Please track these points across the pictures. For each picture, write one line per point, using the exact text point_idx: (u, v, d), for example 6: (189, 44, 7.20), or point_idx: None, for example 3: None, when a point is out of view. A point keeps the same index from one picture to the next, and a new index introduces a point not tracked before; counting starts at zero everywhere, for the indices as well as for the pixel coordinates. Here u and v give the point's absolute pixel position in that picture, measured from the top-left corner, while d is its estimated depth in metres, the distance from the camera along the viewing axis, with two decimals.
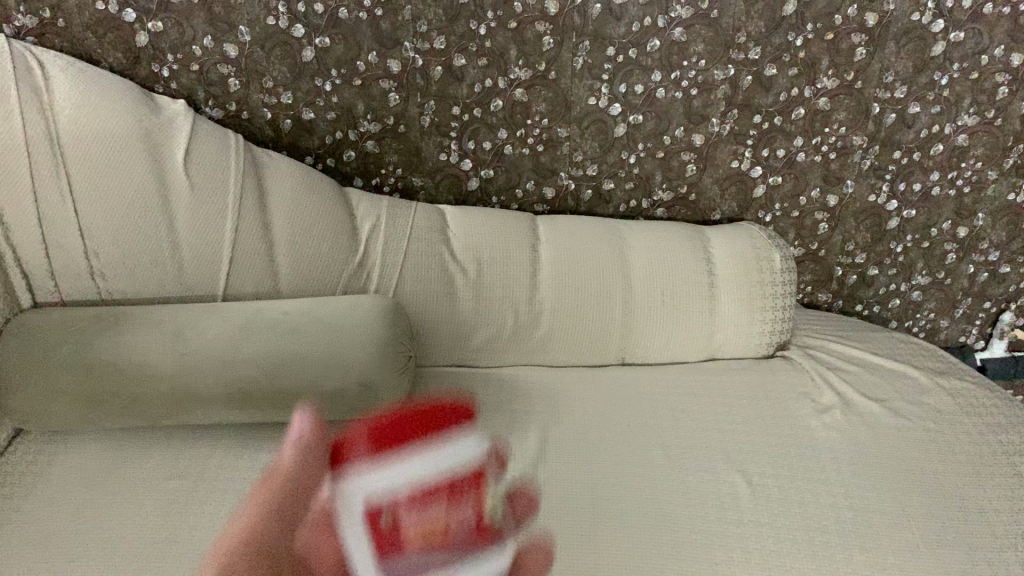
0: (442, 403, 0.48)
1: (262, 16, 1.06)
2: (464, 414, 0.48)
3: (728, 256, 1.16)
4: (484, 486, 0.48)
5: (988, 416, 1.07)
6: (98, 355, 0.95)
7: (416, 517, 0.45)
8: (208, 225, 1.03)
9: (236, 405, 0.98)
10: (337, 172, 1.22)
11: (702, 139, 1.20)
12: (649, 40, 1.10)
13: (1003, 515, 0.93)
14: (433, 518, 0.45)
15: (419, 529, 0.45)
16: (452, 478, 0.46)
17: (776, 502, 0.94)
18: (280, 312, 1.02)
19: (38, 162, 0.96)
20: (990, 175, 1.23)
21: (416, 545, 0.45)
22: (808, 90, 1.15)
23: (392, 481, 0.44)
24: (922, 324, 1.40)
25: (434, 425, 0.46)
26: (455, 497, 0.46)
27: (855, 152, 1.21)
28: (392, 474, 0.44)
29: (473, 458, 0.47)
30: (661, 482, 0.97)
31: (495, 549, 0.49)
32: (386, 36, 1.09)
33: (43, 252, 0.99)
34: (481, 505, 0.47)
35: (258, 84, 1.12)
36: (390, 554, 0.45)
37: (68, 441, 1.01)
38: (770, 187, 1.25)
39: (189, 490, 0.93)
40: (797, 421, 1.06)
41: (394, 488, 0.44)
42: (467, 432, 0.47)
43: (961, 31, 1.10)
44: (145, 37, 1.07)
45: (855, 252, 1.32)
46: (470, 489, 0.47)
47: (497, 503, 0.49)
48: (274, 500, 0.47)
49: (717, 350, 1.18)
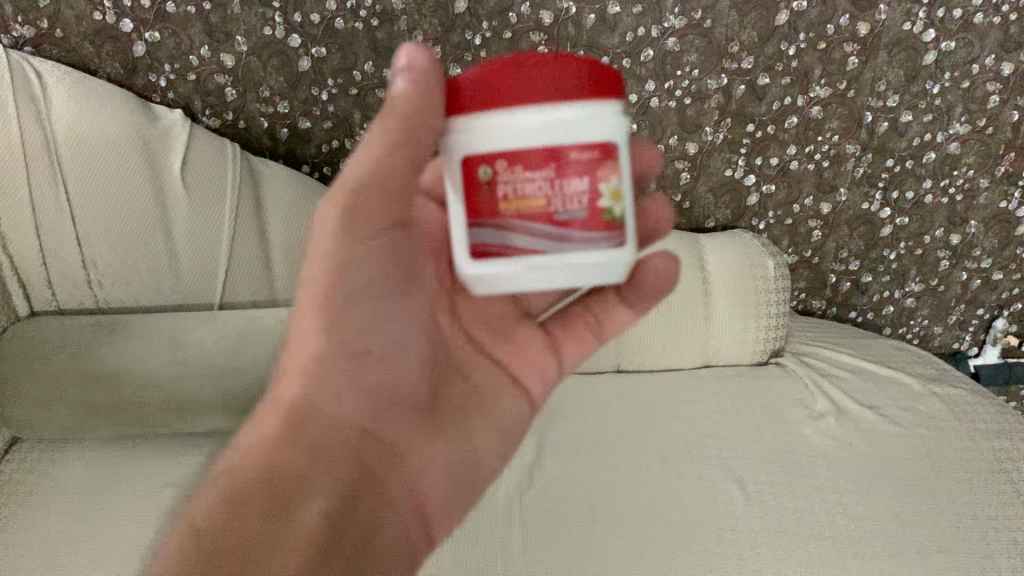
0: (586, 61, 0.53)
1: (258, 27, 1.07)
2: (604, 85, 0.53)
3: (724, 263, 1.15)
4: (603, 178, 0.53)
5: (981, 422, 1.07)
6: (95, 364, 0.95)
7: (524, 177, 0.52)
8: (205, 234, 1.04)
9: (234, 412, 0.99)
10: (335, 180, 1.23)
11: (696, 148, 1.20)
12: (643, 50, 1.11)
13: (994, 522, 0.94)
14: (540, 195, 0.52)
15: (527, 183, 0.52)
16: (568, 153, 0.52)
17: (770, 509, 0.95)
18: (278, 319, 1.02)
19: (36, 170, 0.96)
20: (982, 182, 1.24)
21: (511, 209, 0.52)
22: (800, 99, 1.15)
23: (512, 126, 0.51)
24: (916, 331, 1.41)
25: (576, 80, 0.52)
26: (563, 182, 0.52)
27: (848, 160, 1.22)
28: (516, 119, 0.51)
29: (592, 142, 0.52)
30: (656, 489, 0.97)
31: (611, 240, 0.54)
32: (381, 46, 1.09)
33: (40, 261, 0.99)
34: (600, 181, 0.53)
35: (254, 93, 1.12)
36: (490, 204, 0.53)
37: (66, 447, 1.01)
38: (763, 195, 1.26)
39: (187, 497, 0.94)
40: (792, 428, 1.06)
41: (511, 142, 0.51)
42: (598, 98, 0.52)
43: (953, 41, 1.11)
44: (142, 47, 1.07)
45: (848, 259, 1.33)
46: (582, 185, 0.52)
47: (619, 208, 0.54)
48: (392, 150, 0.57)
49: (712, 357, 1.19)
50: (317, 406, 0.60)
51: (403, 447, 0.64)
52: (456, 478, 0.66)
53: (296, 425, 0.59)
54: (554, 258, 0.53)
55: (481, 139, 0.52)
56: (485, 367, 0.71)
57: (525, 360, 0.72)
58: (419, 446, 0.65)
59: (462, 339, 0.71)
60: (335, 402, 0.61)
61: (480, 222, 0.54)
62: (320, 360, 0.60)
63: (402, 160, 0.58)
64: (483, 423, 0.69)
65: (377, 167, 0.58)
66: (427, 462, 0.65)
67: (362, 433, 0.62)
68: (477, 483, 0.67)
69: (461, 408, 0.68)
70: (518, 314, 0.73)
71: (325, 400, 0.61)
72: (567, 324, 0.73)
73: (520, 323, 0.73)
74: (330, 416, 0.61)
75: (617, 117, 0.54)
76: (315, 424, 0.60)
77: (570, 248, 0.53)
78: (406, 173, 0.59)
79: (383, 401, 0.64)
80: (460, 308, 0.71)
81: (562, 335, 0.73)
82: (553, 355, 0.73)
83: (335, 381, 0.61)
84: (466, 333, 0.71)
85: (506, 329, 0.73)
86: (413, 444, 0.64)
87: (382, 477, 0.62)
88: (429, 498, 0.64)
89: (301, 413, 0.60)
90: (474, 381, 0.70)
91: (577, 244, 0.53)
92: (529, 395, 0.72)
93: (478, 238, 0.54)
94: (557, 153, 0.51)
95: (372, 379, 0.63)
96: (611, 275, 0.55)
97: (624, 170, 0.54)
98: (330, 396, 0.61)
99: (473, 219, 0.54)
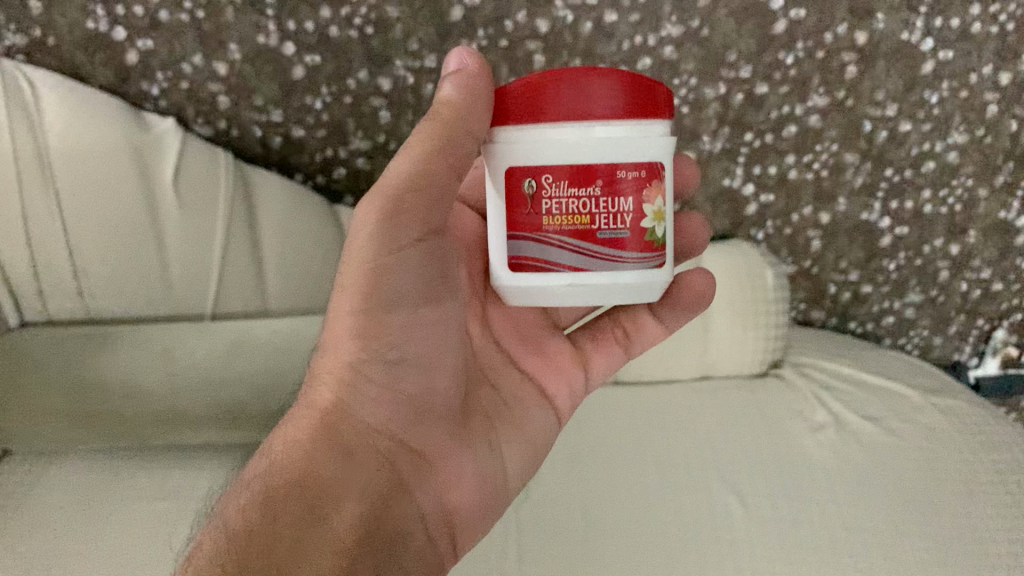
0: (641, 82, 0.58)
1: (253, 35, 1.07)
2: (654, 108, 0.59)
3: (723, 274, 1.14)
4: (646, 199, 0.59)
5: (983, 434, 1.05)
6: (86, 375, 0.95)
7: (570, 194, 0.58)
8: (196, 242, 1.02)
9: (225, 424, 0.98)
10: (327, 190, 1.20)
11: (694, 157, 1.19)
12: (640, 58, 1.11)
13: (997, 534, 0.93)
14: (580, 211, 0.58)
15: (573, 200, 0.58)
16: (614, 173, 0.58)
17: (770, 523, 0.93)
18: (270, 329, 1.02)
19: (27, 179, 0.95)
20: (981, 193, 1.22)
21: (556, 225, 0.59)
22: (799, 107, 1.15)
23: (563, 144, 0.57)
24: (915, 342, 1.35)
25: (629, 103, 0.57)
26: (607, 202, 0.58)
27: (848, 170, 1.20)
28: (565, 138, 0.57)
29: (638, 163, 0.58)
30: (652, 502, 0.96)
31: (649, 258, 0.60)
32: (377, 55, 1.09)
33: (32, 271, 0.98)
34: (643, 202, 0.59)
35: (248, 101, 1.11)
36: (536, 217, 0.59)
37: (55, 460, 0.99)
38: (762, 205, 1.23)
39: (177, 509, 0.92)
40: (790, 439, 1.04)
41: (561, 159, 0.57)
42: (646, 118, 0.58)
43: (950, 50, 1.11)
44: (134, 56, 1.07)
45: (848, 270, 1.29)
46: (627, 205, 0.58)
47: (658, 228, 0.60)
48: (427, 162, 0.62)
49: (711, 368, 1.17)
50: (351, 414, 0.63)
51: (435, 456, 0.66)
52: (484, 489, 0.69)
53: (330, 432, 0.62)
54: (597, 275, 0.59)
55: (531, 155, 0.58)
56: (516, 378, 0.75)
57: (555, 371, 0.76)
58: (451, 455, 0.67)
59: (495, 349, 0.75)
60: (369, 410, 0.64)
61: (523, 234, 0.60)
62: (356, 369, 0.64)
63: (444, 168, 0.62)
64: (512, 433, 0.72)
65: (420, 175, 0.62)
66: (458, 471, 0.67)
67: (395, 441, 0.65)
68: (504, 491, 0.71)
69: (491, 415, 0.71)
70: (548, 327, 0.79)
71: (359, 408, 0.64)
72: (595, 339, 0.79)
73: (550, 335, 0.78)
74: (363, 425, 0.64)
75: (663, 137, 0.60)
76: (348, 431, 0.63)
77: (600, 265, 0.59)
78: (447, 179, 0.63)
79: (418, 413, 0.66)
80: (494, 316, 0.75)
81: (589, 349, 0.79)
82: (580, 367, 0.78)
83: (370, 390, 0.64)
84: (499, 342, 0.75)
85: (536, 341, 0.77)
86: (444, 453, 0.67)
87: (413, 483, 0.65)
88: (458, 505, 0.67)
89: (335, 420, 0.63)
90: (504, 392, 0.74)
91: (617, 264, 0.59)
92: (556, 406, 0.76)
93: (520, 249, 0.60)
94: (603, 172, 0.58)
95: (407, 387, 0.65)
96: (648, 294, 0.62)
97: (665, 192, 0.60)
98: (364, 404, 0.64)
99: (515, 230, 0.60)
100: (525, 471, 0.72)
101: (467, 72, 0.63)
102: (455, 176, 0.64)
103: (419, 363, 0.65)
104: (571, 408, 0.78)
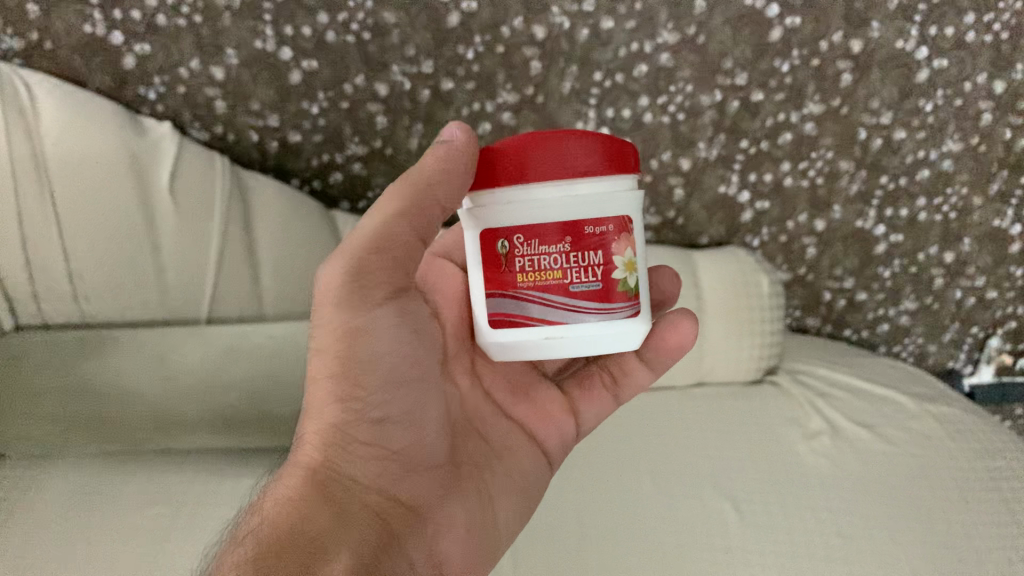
0: (611, 140, 0.60)
1: (250, 40, 1.07)
2: (623, 165, 0.61)
3: (718, 284, 1.15)
4: (617, 252, 0.60)
5: (975, 440, 1.05)
6: (81, 378, 0.94)
7: (542, 252, 0.60)
8: (191, 247, 1.02)
9: (219, 431, 0.98)
10: (323, 195, 1.20)
11: (690, 163, 1.19)
12: (636, 65, 1.11)
13: (991, 541, 0.93)
14: (554, 267, 0.60)
15: (545, 257, 0.60)
16: (584, 228, 0.59)
17: (764, 530, 0.93)
18: (265, 335, 1.02)
19: (23, 182, 0.95)
20: (975, 201, 1.22)
21: (529, 281, 0.60)
22: (794, 115, 1.15)
23: (534, 203, 0.59)
24: (910, 349, 1.35)
25: (598, 161, 0.59)
26: (579, 257, 0.60)
27: (843, 178, 1.21)
28: (536, 197, 0.59)
29: (607, 218, 0.60)
30: (647, 507, 0.96)
31: (623, 309, 0.61)
32: (374, 60, 1.09)
33: (26, 275, 0.96)
34: (614, 254, 0.60)
35: (244, 106, 1.11)
36: (510, 275, 0.61)
37: (48, 466, 0.98)
38: (758, 212, 1.24)
39: (170, 515, 0.92)
40: (784, 446, 1.04)
41: (532, 219, 0.59)
42: (614, 174, 0.60)
43: (944, 59, 1.12)
44: (132, 60, 1.07)
45: (843, 277, 1.29)
46: (599, 257, 0.60)
47: (630, 278, 0.62)
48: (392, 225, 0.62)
49: (707, 375, 1.16)
50: (340, 472, 0.64)
51: (424, 509, 0.67)
52: (474, 540, 0.69)
53: (321, 489, 0.62)
54: (573, 330, 0.60)
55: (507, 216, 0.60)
56: (506, 428, 0.75)
57: (546, 420, 0.77)
58: (440, 507, 0.68)
59: (483, 403, 0.75)
60: (358, 467, 0.64)
61: (499, 291, 0.62)
62: (343, 428, 0.64)
63: (412, 231, 0.63)
64: (502, 483, 0.73)
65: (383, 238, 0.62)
66: (449, 522, 0.68)
67: (385, 498, 0.65)
68: (496, 541, 0.71)
69: (480, 466, 0.72)
70: (537, 374, 0.79)
71: (347, 465, 0.64)
72: (585, 386, 0.79)
73: (540, 382, 0.79)
74: (352, 483, 0.64)
75: (631, 191, 0.62)
76: (337, 488, 0.63)
77: (577, 319, 0.60)
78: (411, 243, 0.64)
79: (401, 469, 0.66)
80: (482, 371, 0.76)
81: (580, 396, 0.79)
82: (572, 415, 0.78)
83: (358, 448, 0.64)
84: (487, 392, 0.76)
85: (526, 388, 0.77)
86: (433, 505, 0.67)
87: (405, 537, 0.65)
88: (450, 557, 0.67)
89: (324, 480, 0.63)
90: (494, 442, 0.74)
91: (591, 318, 0.61)
92: (546, 454, 0.77)
93: (496, 307, 0.62)
94: (575, 229, 0.59)
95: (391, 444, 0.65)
96: (625, 344, 0.63)
97: (635, 243, 0.62)
98: (353, 462, 0.64)
99: (491, 289, 0.62)
100: (516, 520, 0.73)
101: (450, 146, 0.62)
102: (418, 241, 0.64)
103: (405, 420, 0.66)
104: (562, 455, 0.79)
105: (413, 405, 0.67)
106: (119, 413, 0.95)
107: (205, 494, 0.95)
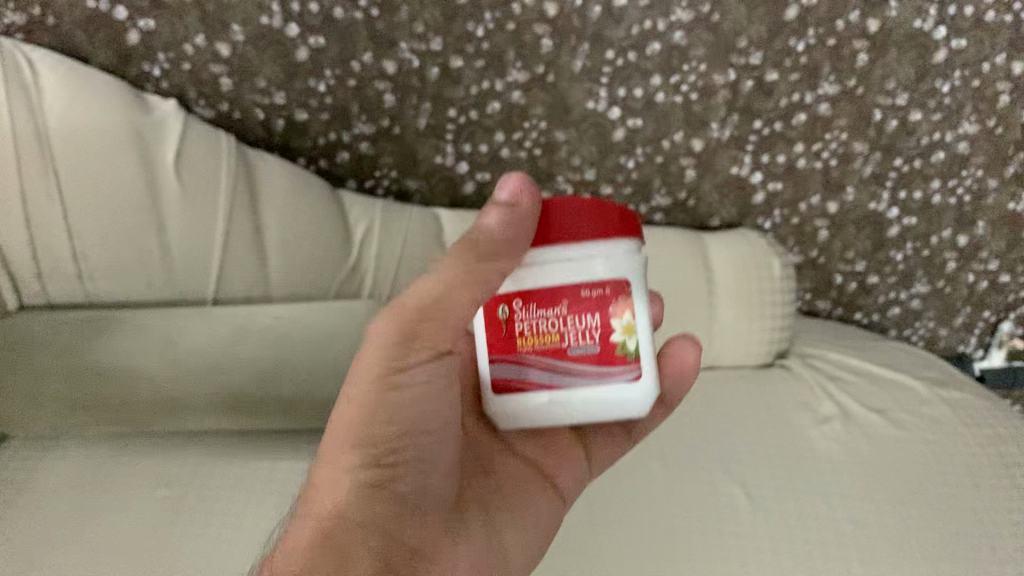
0: (554, 206, 0.62)
1: (255, 16, 1.04)
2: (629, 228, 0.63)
3: (727, 263, 1.16)
4: (613, 315, 0.62)
5: (989, 426, 1.04)
6: (87, 361, 0.94)
7: (540, 316, 0.62)
8: (198, 227, 1.01)
9: (226, 414, 0.97)
10: (329, 174, 1.18)
11: (702, 144, 1.17)
12: (649, 43, 1.09)
13: (1003, 528, 0.92)
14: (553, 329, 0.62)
15: (543, 322, 0.62)
16: (580, 291, 0.62)
17: (775, 515, 0.92)
18: (272, 315, 1.00)
19: (26, 161, 0.94)
20: (991, 184, 1.21)
21: (525, 346, 0.63)
22: (809, 95, 1.13)
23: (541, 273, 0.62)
24: (921, 334, 1.35)
25: (596, 229, 0.62)
26: (573, 321, 0.62)
27: (856, 160, 1.19)
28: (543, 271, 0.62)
29: (603, 282, 0.62)
30: (657, 493, 0.95)
31: (621, 373, 0.63)
32: (382, 37, 1.07)
33: (29, 253, 0.95)
34: (610, 317, 0.62)
35: (250, 83, 1.09)
36: (510, 340, 0.63)
37: (53, 447, 0.97)
38: (769, 193, 1.22)
39: (179, 499, 0.92)
40: (797, 431, 1.03)
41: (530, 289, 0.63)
42: (621, 237, 0.62)
43: (963, 39, 1.10)
44: (136, 36, 1.05)
45: (854, 260, 1.28)
46: (579, 329, 0.62)
47: (631, 342, 0.62)
48: (453, 285, 0.61)
49: (716, 357, 1.16)
50: (358, 520, 0.61)
51: (432, 554, 0.65)
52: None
53: (333, 539, 0.60)
54: (576, 402, 0.63)
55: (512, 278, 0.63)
56: (515, 466, 0.75)
57: (558, 456, 0.77)
58: (442, 549, 0.66)
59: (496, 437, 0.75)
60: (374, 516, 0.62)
61: (500, 358, 0.64)
62: (360, 477, 0.62)
63: (463, 298, 0.61)
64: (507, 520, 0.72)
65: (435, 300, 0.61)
66: (452, 565, 0.66)
67: (394, 546, 0.62)
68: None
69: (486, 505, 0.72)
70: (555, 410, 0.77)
71: (362, 517, 0.61)
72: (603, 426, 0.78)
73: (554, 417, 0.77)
74: (366, 531, 0.61)
75: (620, 253, 0.62)
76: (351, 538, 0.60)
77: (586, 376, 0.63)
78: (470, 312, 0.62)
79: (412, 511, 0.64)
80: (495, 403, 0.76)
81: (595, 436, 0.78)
82: (584, 453, 0.78)
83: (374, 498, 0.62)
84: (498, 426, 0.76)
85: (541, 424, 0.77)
86: (439, 548, 0.66)
87: None
88: None
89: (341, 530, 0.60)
90: (500, 478, 0.74)
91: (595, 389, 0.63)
92: (563, 489, 0.77)
93: (495, 372, 0.64)
94: (574, 294, 0.62)
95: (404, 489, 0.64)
96: (619, 408, 0.64)
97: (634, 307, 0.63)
98: (369, 512, 0.62)
99: (493, 353, 0.64)
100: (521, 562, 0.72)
101: (519, 210, 0.61)
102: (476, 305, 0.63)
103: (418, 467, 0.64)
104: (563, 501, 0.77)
105: (430, 460, 0.66)
106: (130, 393, 0.94)
107: (212, 480, 0.94)
